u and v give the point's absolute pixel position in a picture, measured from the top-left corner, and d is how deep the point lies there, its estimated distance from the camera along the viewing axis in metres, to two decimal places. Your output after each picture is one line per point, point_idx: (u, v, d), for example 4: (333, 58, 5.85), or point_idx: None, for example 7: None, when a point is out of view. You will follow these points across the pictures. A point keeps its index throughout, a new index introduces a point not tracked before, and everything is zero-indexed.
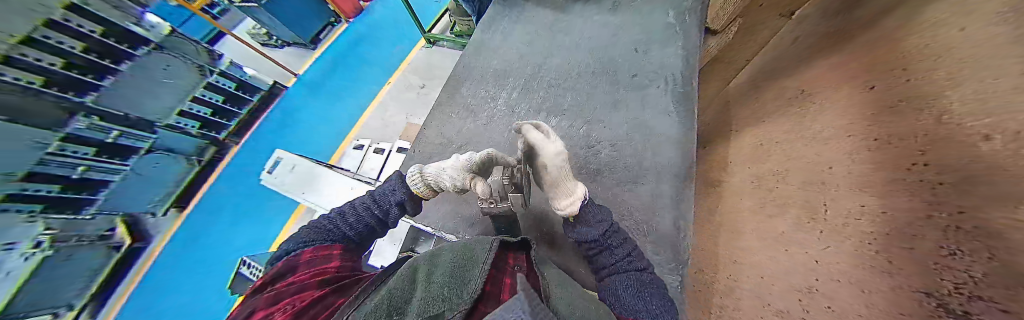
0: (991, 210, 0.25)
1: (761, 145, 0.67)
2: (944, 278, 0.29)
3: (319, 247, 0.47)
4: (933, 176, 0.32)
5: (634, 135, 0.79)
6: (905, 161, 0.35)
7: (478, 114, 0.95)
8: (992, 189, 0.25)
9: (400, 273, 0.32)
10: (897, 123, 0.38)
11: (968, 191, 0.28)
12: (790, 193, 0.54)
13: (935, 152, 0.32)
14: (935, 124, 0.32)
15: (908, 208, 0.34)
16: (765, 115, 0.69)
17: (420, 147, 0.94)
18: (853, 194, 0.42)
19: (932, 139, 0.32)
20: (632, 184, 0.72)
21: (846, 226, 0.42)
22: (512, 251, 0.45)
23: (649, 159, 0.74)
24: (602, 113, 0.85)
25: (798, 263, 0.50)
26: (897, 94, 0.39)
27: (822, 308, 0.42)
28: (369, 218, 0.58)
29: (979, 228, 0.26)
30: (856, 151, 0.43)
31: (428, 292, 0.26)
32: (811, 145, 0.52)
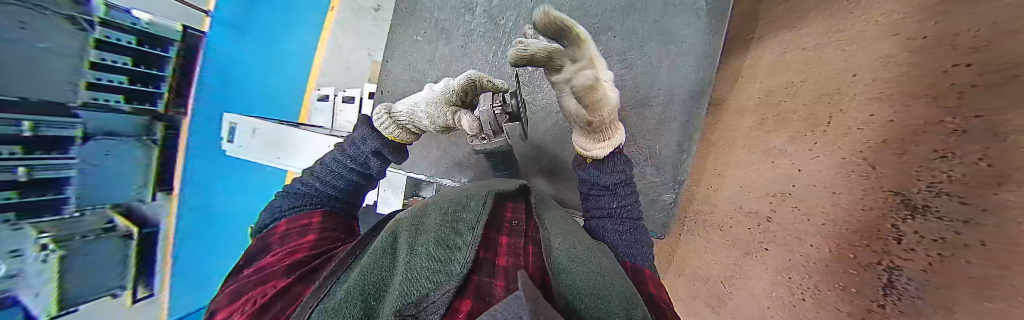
0: (1007, 114, 0.24)
1: (784, 52, 0.58)
2: (921, 178, 0.32)
3: (297, 216, 0.47)
4: (969, 78, 0.28)
5: (651, 43, 0.66)
6: (945, 62, 0.31)
7: (452, 35, 0.79)
8: (1017, 89, 0.23)
9: (385, 241, 0.32)
10: (964, 13, 0.31)
11: (992, 94, 0.26)
12: (796, 107, 0.52)
13: (982, 51, 0.27)
14: (1007, 13, 0.26)
15: (919, 115, 0.33)
16: (799, 14, 0.57)
17: (391, 88, 0.84)
18: (866, 104, 0.40)
19: (995, 27, 0.27)
20: (640, 107, 0.67)
21: (843, 137, 0.43)
22: (510, 203, 0.46)
23: (662, 79, 0.65)
24: (614, 16, 0.68)
25: (778, 173, 0.54)
26: None
27: (788, 208, 0.51)
28: (349, 174, 0.54)
29: (987, 131, 0.26)
30: (894, 53, 0.37)
31: (416, 258, 0.26)
32: (844, 49, 0.46)
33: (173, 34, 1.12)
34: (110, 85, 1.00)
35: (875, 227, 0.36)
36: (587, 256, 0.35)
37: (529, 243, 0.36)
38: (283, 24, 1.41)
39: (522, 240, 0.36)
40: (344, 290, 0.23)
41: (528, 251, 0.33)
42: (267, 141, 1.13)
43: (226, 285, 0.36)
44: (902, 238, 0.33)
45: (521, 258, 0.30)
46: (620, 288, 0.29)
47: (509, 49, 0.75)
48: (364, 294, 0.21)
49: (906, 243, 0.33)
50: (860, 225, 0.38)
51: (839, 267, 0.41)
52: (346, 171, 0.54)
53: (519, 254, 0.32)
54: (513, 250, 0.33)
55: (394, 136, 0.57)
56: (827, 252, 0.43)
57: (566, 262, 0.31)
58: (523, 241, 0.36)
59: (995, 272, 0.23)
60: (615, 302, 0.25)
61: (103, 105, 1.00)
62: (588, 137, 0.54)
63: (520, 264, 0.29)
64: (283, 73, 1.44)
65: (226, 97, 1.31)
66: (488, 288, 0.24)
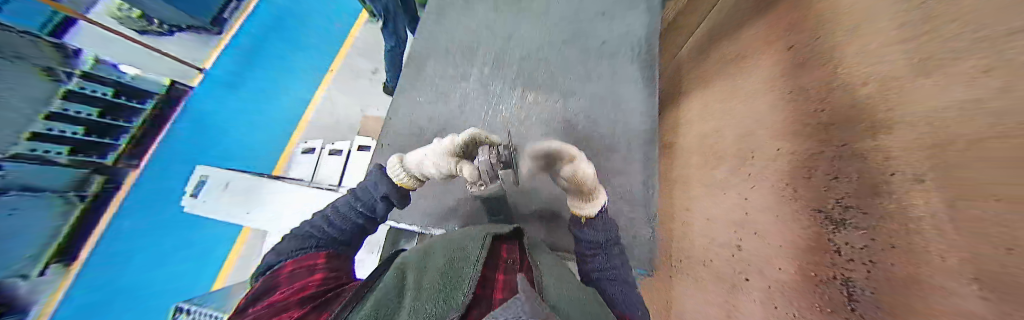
0: (908, 136, 0.31)
1: (705, 105, 0.75)
2: (830, 195, 0.40)
3: (309, 258, 0.40)
4: (857, 115, 0.38)
5: (604, 105, 0.79)
6: (831, 105, 0.43)
7: (450, 95, 0.88)
8: (914, 117, 0.31)
9: (389, 277, 0.32)
10: (828, 73, 0.44)
11: (889, 124, 0.34)
12: (725, 146, 0.64)
13: (866, 95, 0.37)
14: (868, 77, 0.38)
15: (814, 146, 0.44)
16: (706, 80, 0.77)
17: (389, 140, 0.85)
18: (773, 141, 0.52)
19: (870, 79, 0.37)
20: (608, 152, 0.75)
21: (767, 166, 0.52)
22: (505, 242, 0.45)
23: (621, 128, 0.77)
24: (576, 84, 0.83)
25: (730, 202, 0.61)
26: (832, 50, 0.44)
27: (750, 235, 0.54)
28: (357, 217, 0.55)
29: (882, 153, 0.34)
30: (784, 102, 0.51)
31: (418, 298, 0.27)
32: (744, 102, 0.62)
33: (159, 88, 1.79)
34: (69, 114, 1.51)
35: (819, 244, 0.41)
36: (580, 298, 0.34)
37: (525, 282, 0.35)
38: (265, 92, 1.94)
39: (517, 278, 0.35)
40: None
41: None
42: (234, 196, 1.38)
43: None
44: (841, 250, 0.38)
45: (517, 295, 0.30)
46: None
47: (497, 109, 0.85)
48: None
49: (845, 254, 0.38)
50: (807, 243, 0.43)
51: (808, 287, 0.41)
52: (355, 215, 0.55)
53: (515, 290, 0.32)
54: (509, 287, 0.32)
55: (406, 182, 0.56)
56: (792, 273, 0.45)
57: (558, 302, 0.31)
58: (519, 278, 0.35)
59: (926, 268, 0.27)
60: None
61: (52, 132, 1.49)
62: (578, 198, 0.59)
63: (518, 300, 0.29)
64: (269, 123, 1.88)
65: (203, 148, 1.85)
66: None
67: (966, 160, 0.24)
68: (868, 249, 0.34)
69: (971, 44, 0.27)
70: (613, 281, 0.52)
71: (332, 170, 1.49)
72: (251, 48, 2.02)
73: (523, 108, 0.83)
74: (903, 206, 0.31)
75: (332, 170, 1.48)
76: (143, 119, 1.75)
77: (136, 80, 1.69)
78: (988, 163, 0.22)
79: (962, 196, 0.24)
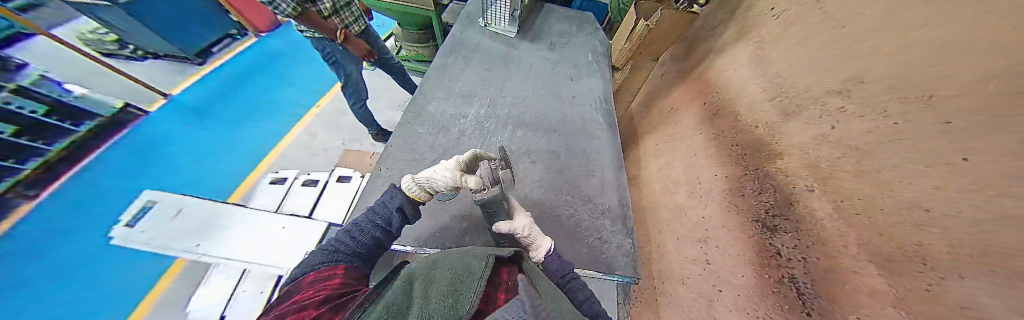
0: (816, 155, 0.43)
1: (655, 143, 0.93)
2: (761, 207, 0.52)
3: (332, 266, 0.38)
4: (766, 145, 0.53)
5: (575, 143, 0.84)
6: (749, 137, 0.57)
7: (450, 128, 0.86)
8: (812, 144, 0.44)
9: (394, 293, 0.30)
10: (730, 120, 0.63)
11: (790, 151, 0.48)
12: (678, 174, 0.77)
13: (768, 132, 0.53)
14: (766, 121, 0.54)
15: (737, 170, 0.59)
16: (654, 125, 0.96)
17: (390, 165, 0.77)
18: (711, 168, 0.66)
19: (766, 122, 0.54)
20: (588, 176, 0.76)
21: (714, 187, 0.64)
22: (506, 263, 0.42)
23: (595, 156, 0.81)
24: (558, 124, 0.89)
25: (692, 221, 0.70)
26: (735, 104, 0.63)
27: (713, 248, 0.62)
28: (375, 230, 0.50)
29: (800, 169, 0.46)
30: (708, 140, 0.68)
31: (429, 303, 0.25)
32: (682, 141, 0.79)
33: (108, 110, 1.68)
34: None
35: (761, 247, 0.51)
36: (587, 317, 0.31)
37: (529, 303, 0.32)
38: (237, 119, 1.79)
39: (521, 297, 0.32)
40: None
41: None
42: (187, 225, 1.31)
43: None
44: (778, 250, 0.47)
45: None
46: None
47: (492, 143, 0.85)
48: None
49: (784, 255, 0.46)
50: (754, 248, 0.52)
51: (767, 289, 0.48)
52: (371, 230, 0.50)
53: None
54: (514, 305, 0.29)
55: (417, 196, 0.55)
56: (751, 277, 0.51)
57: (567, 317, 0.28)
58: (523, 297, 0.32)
59: (873, 253, 0.33)
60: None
61: None
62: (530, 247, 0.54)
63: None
64: (235, 149, 1.65)
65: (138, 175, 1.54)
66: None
67: (859, 166, 0.37)
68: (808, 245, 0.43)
69: (829, 97, 0.43)
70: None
71: (302, 202, 1.40)
72: (232, 78, 1.98)
73: (515, 142, 0.84)
74: (805, 212, 0.44)
75: (302, 202, 1.40)
76: (69, 141, 1.56)
77: (80, 98, 1.59)
78: (879, 165, 0.34)
79: (853, 198, 0.37)
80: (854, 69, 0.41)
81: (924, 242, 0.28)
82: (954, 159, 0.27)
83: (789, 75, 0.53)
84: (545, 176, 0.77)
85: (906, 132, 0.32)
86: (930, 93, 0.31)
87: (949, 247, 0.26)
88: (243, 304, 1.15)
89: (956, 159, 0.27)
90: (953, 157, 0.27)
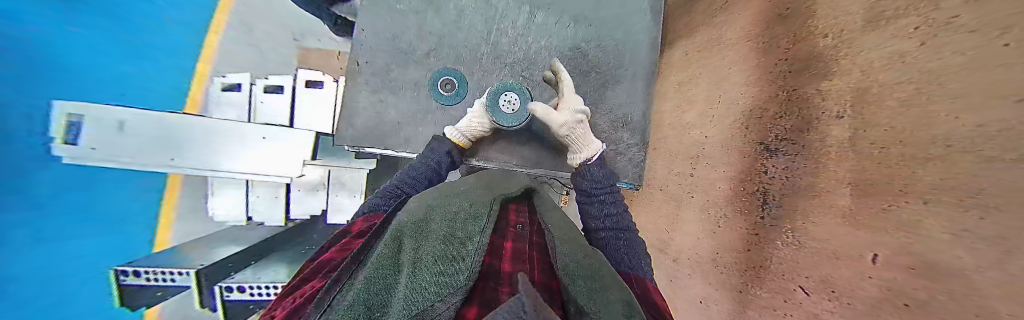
0: (876, 81, 0.38)
1: (687, 53, 0.79)
2: (772, 130, 0.53)
3: (375, 215, 0.39)
4: (822, 63, 0.46)
5: (607, 37, 0.64)
6: (807, 53, 0.48)
7: (441, 6, 0.63)
8: (877, 65, 0.38)
9: (385, 243, 0.27)
10: (787, 25, 0.52)
11: (845, 73, 0.42)
12: (698, 92, 0.72)
13: (834, 48, 0.44)
14: (839, 30, 0.44)
15: (766, 91, 0.55)
16: (693, 27, 0.79)
17: (368, 58, 0.61)
18: (738, 87, 0.61)
19: (833, 33, 0.44)
20: (613, 83, 0.63)
21: (733, 106, 0.62)
22: (514, 204, 0.43)
23: (628, 59, 0.64)
24: (590, 6, 0.64)
25: (692, 141, 0.72)
26: (808, 3, 0.49)
27: (704, 165, 0.68)
28: (429, 175, 0.50)
29: (840, 95, 0.42)
30: (752, 52, 0.59)
31: (422, 261, 0.23)
32: (719, 52, 0.68)
33: None
34: None
35: (751, 166, 0.57)
36: (588, 252, 0.32)
37: (535, 248, 0.33)
38: None
39: (526, 244, 0.33)
40: (357, 286, 0.20)
41: (533, 256, 0.30)
42: (144, 138, 0.95)
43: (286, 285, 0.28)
44: (768, 171, 0.53)
45: (524, 263, 0.26)
46: (626, 294, 0.24)
47: (496, 32, 0.63)
48: (366, 296, 0.19)
49: (771, 173, 0.53)
50: (742, 166, 0.58)
51: (740, 199, 0.58)
52: (425, 177, 0.50)
53: (523, 258, 0.28)
54: (516, 254, 0.29)
55: (463, 143, 0.56)
56: (728, 190, 0.61)
57: (570, 260, 0.27)
58: (528, 244, 0.33)
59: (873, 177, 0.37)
60: (613, 300, 0.22)
61: None
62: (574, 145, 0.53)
63: (523, 272, 0.24)
64: (143, 45, 1.19)
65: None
66: (493, 294, 0.21)
67: (911, 97, 0.34)
68: (796, 169, 0.48)
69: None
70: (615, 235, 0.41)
71: (283, 110, 1.06)
72: None
73: (527, 31, 0.64)
74: (817, 138, 0.45)
75: (281, 111, 1.05)
76: None
77: None
78: (934, 100, 0.31)
79: (888, 133, 0.36)
80: None
81: (919, 173, 0.32)
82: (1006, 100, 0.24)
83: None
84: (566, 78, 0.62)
85: (992, 58, 0.26)
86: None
87: (978, 196, 0.27)
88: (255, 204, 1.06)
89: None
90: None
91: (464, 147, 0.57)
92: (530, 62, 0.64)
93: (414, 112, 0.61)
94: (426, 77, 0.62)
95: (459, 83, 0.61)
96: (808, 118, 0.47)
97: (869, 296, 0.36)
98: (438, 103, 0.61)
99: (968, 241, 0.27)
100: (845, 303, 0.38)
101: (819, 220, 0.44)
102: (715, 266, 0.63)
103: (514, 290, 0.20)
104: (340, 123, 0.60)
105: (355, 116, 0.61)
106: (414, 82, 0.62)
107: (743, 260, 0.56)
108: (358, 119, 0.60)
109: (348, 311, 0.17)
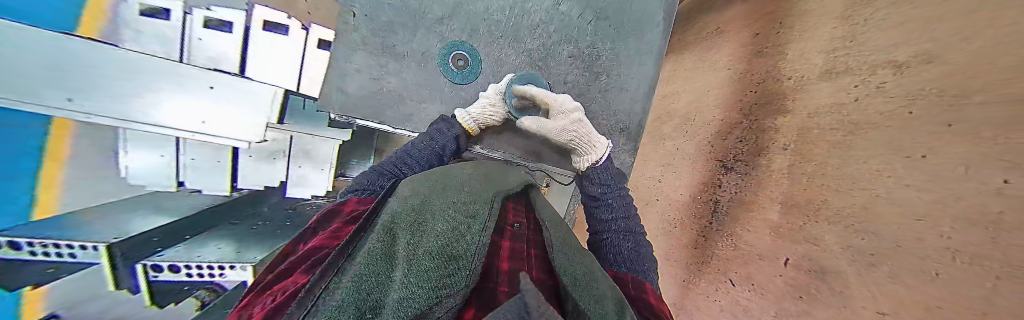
0: (822, 125, 0.47)
1: (674, 71, 0.84)
2: (731, 151, 0.62)
3: (369, 198, 0.37)
4: (781, 102, 0.54)
5: (621, 39, 0.60)
6: (772, 91, 0.56)
7: None
8: (823, 113, 0.47)
9: (376, 234, 0.22)
10: (760, 63, 0.60)
11: (796, 114, 0.51)
12: (678, 107, 0.78)
13: (795, 91, 0.52)
14: (801, 76, 0.52)
15: (732, 116, 0.63)
16: (683, 46, 0.83)
17: (371, 12, 0.50)
18: (712, 109, 0.68)
19: (793, 79, 0.53)
20: (617, 89, 0.61)
21: (704, 126, 0.69)
22: (512, 202, 0.42)
23: (637, 65, 0.61)
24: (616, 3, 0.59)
25: (665, 151, 0.79)
26: (781, 47, 0.57)
27: (673, 174, 0.75)
28: (429, 159, 0.48)
29: (791, 133, 0.51)
30: (728, 79, 0.66)
31: (424, 257, 0.20)
32: (703, 73, 0.74)
33: None
34: None
35: (709, 180, 0.65)
36: (583, 254, 0.32)
37: (533, 246, 0.33)
38: None
39: (524, 243, 0.33)
40: (349, 269, 0.17)
41: (531, 255, 0.30)
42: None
43: (262, 275, 0.25)
44: (723, 187, 0.62)
45: (523, 262, 0.26)
46: (619, 293, 0.25)
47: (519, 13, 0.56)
48: (365, 284, 0.15)
49: (725, 188, 0.62)
50: (702, 178, 0.67)
51: (695, 206, 0.68)
52: (426, 158, 0.48)
53: (522, 257, 0.28)
54: (514, 253, 0.29)
55: (474, 130, 0.54)
56: (687, 197, 0.70)
57: (567, 259, 0.28)
58: (526, 244, 0.33)
59: (805, 203, 0.47)
60: (607, 297, 0.22)
61: None
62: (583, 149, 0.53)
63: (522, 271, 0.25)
64: None
65: None
66: (491, 294, 0.20)
67: (839, 141, 0.44)
68: (743, 187, 0.58)
69: (883, 68, 0.40)
70: (623, 236, 0.44)
71: (230, 47, 0.50)
72: None
73: (548, 16, 0.57)
74: (764, 163, 0.55)
75: (225, 49, 0.50)
76: None
77: None
78: (855, 146, 0.42)
79: (823, 169, 0.45)
80: (932, 42, 0.36)
81: (831, 202, 0.43)
82: (916, 155, 0.35)
83: (869, 20, 0.44)
84: (574, 77, 0.59)
85: (913, 126, 0.35)
86: (966, 95, 0.31)
87: (894, 228, 0.35)
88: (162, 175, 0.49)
89: (987, 183, 0.29)
90: (992, 180, 0.28)
91: (474, 134, 0.55)
92: (547, 54, 0.58)
93: (420, 86, 0.55)
94: (437, 46, 0.54)
95: (472, 59, 0.56)
96: (764, 146, 0.55)
97: (777, 288, 0.48)
98: (449, 81, 0.56)
99: (860, 255, 0.38)
100: (760, 293, 0.51)
101: (749, 228, 0.55)
102: (668, 260, 0.73)
103: (515, 289, 0.20)
104: (324, 85, 0.48)
105: (346, 79, 0.50)
106: (423, 52, 0.54)
107: (689, 256, 0.67)
108: (350, 85, 0.50)
109: (343, 306, 0.12)
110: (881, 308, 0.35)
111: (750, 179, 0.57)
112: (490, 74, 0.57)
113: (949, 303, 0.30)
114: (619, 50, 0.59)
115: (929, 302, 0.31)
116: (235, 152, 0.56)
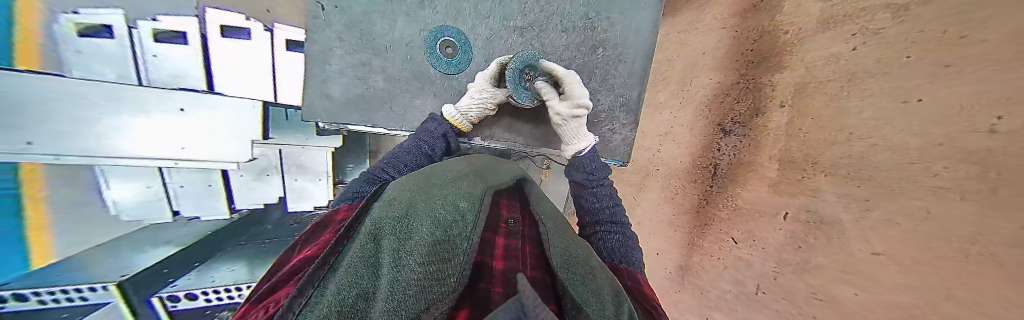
0: (820, 79, 0.46)
1: (666, 35, 0.78)
2: (730, 114, 0.61)
3: None
4: (778, 59, 0.53)
5: (614, 7, 0.56)
6: (770, 47, 0.54)
7: None
8: (820, 66, 0.46)
9: (359, 243, 0.19)
10: (755, 18, 0.58)
11: (794, 70, 0.50)
12: (674, 73, 0.75)
13: (793, 46, 0.51)
14: (800, 29, 0.50)
15: (731, 78, 0.61)
16: (673, 6, 0.77)
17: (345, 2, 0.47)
18: (708, 72, 0.66)
19: (789, 34, 0.52)
20: (615, 61, 0.58)
21: (701, 90, 0.67)
22: (505, 197, 0.42)
23: (632, 33, 0.58)
24: None
25: (663, 120, 0.77)
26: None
27: (671, 143, 0.74)
28: (420, 160, 0.46)
29: (790, 89, 0.50)
30: (725, 38, 0.63)
31: (412, 263, 0.18)
32: (697, 35, 0.70)
33: None
34: None
35: (707, 144, 0.65)
36: (580, 245, 0.33)
37: (528, 243, 0.32)
38: None
39: (519, 239, 0.32)
40: (331, 283, 0.14)
41: (526, 253, 0.29)
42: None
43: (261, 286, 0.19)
44: (721, 150, 0.62)
45: (519, 260, 0.25)
46: (615, 286, 0.25)
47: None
48: (349, 296, 0.12)
49: (724, 151, 0.62)
50: (701, 144, 0.66)
51: (695, 172, 0.68)
52: (415, 159, 0.46)
53: (516, 256, 0.27)
54: (509, 252, 0.28)
55: (464, 127, 0.51)
56: (687, 164, 0.70)
57: (563, 251, 0.28)
58: (520, 240, 0.32)
59: (804, 157, 0.47)
60: (603, 287, 0.22)
61: None
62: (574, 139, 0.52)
63: (519, 270, 0.23)
64: None
65: None
66: (486, 294, 0.19)
67: (837, 93, 0.44)
68: (745, 149, 0.58)
69: (882, 12, 0.40)
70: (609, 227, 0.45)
71: (191, 62, 0.48)
72: None
73: None
74: (761, 123, 0.55)
75: (186, 64, 0.48)
76: None
77: None
78: (853, 96, 0.42)
79: (824, 124, 0.45)
80: None
81: (829, 153, 0.44)
82: (912, 100, 0.35)
83: None
84: (567, 53, 0.56)
85: (911, 70, 0.36)
86: (963, 34, 0.31)
87: (892, 176, 0.36)
88: (156, 206, 0.53)
89: (975, 122, 0.30)
90: (981, 117, 0.29)
91: (465, 131, 0.53)
92: (540, 30, 0.55)
93: (409, 80, 0.52)
94: (421, 34, 0.50)
95: (460, 44, 0.52)
96: (763, 106, 0.54)
97: (777, 241, 0.51)
98: (438, 71, 0.52)
99: (855, 202, 0.40)
100: (761, 247, 0.54)
101: (750, 188, 0.56)
102: (669, 227, 0.75)
103: (512, 288, 0.18)
104: (308, 95, 0.48)
105: (328, 85, 0.49)
106: (406, 41, 0.50)
107: (690, 220, 0.69)
108: (335, 88, 0.49)
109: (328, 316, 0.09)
110: (876, 248, 0.38)
111: (750, 140, 0.56)
112: (483, 59, 0.53)
113: (943, 236, 0.32)
114: (614, 20, 0.56)
115: (923, 238, 0.33)
116: (226, 174, 0.57)
